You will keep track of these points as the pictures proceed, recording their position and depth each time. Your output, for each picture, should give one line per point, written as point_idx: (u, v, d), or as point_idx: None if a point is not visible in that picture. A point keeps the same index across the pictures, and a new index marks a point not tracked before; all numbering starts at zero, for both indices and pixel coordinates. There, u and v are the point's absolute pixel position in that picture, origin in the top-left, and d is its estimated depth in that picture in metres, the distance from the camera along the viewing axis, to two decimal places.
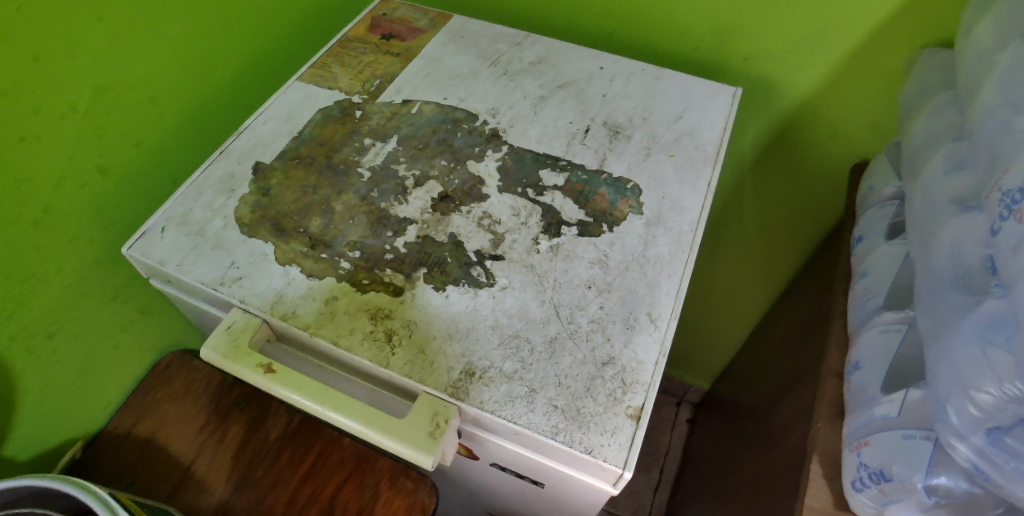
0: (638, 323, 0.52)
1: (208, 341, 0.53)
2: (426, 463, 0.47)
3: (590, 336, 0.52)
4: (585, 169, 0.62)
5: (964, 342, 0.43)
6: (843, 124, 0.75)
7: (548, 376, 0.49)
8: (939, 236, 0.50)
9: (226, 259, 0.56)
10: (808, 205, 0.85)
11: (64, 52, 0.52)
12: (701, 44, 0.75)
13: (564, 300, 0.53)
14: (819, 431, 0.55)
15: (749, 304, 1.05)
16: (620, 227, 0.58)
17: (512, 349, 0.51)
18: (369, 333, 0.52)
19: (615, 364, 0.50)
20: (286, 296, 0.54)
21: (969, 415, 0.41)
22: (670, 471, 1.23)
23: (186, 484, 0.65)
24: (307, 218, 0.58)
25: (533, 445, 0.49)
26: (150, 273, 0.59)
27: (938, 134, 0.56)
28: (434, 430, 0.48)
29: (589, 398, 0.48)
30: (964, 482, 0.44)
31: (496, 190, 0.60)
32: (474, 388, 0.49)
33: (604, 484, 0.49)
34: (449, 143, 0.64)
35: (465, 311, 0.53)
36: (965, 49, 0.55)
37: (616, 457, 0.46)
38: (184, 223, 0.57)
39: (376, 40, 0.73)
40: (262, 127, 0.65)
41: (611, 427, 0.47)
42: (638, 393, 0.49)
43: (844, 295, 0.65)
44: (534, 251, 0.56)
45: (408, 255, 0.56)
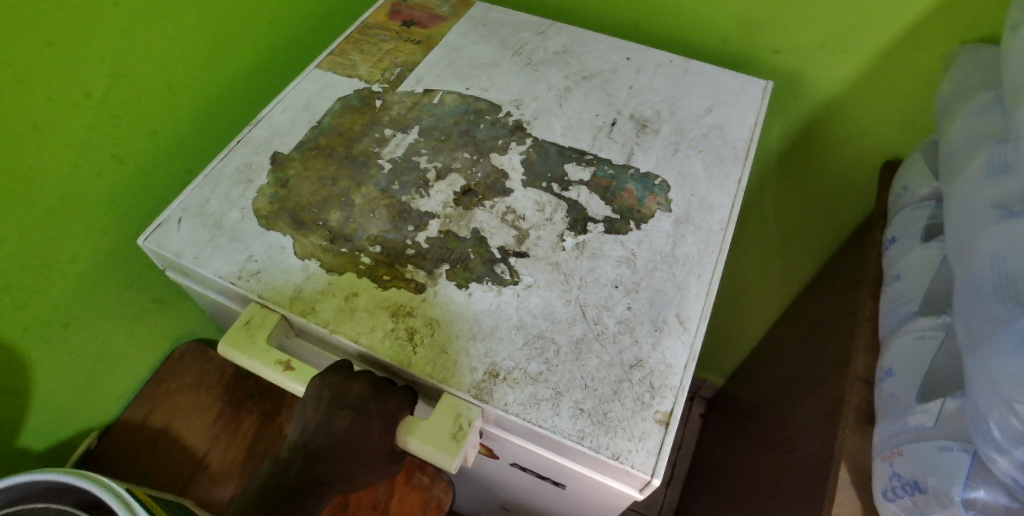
0: (666, 324, 0.51)
1: (224, 336, 0.52)
2: (450, 465, 0.47)
3: (617, 338, 0.50)
4: (611, 163, 0.60)
5: (1007, 354, 0.41)
6: (874, 121, 0.72)
7: (574, 378, 0.48)
8: (981, 243, 0.48)
9: (243, 253, 0.54)
10: (832, 206, 0.83)
11: (76, 42, 0.50)
12: (729, 36, 0.72)
13: (590, 300, 0.52)
14: (848, 437, 0.54)
15: (767, 300, 1.03)
16: (647, 225, 0.56)
17: (537, 350, 0.50)
18: (390, 331, 0.51)
19: (642, 367, 0.49)
20: (305, 291, 0.53)
21: (1010, 428, 0.40)
22: (682, 467, 1.22)
23: (199, 475, 0.65)
24: (325, 211, 0.57)
25: (557, 448, 0.48)
26: (166, 265, 0.58)
27: (982, 136, 0.54)
28: (457, 432, 0.48)
29: (616, 402, 0.47)
30: (1003, 498, 0.42)
31: (519, 185, 0.59)
32: (498, 389, 0.48)
33: (628, 487, 0.48)
34: (471, 135, 0.62)
35: (490, 309, 0.52)
36: (1011, 47, 0.53)
37: (642, 462, 0.45)
38: (201, 214, 0.56)
39: (397, 27, 0.72)
40: (280, 116, 0.63)
41: (638, 432, 0.46)
42: (666, 398, 0.48)
43: (873, 297, 0.64)
44: (559, 248, 0.55)
45: (429, 251, 0.55)
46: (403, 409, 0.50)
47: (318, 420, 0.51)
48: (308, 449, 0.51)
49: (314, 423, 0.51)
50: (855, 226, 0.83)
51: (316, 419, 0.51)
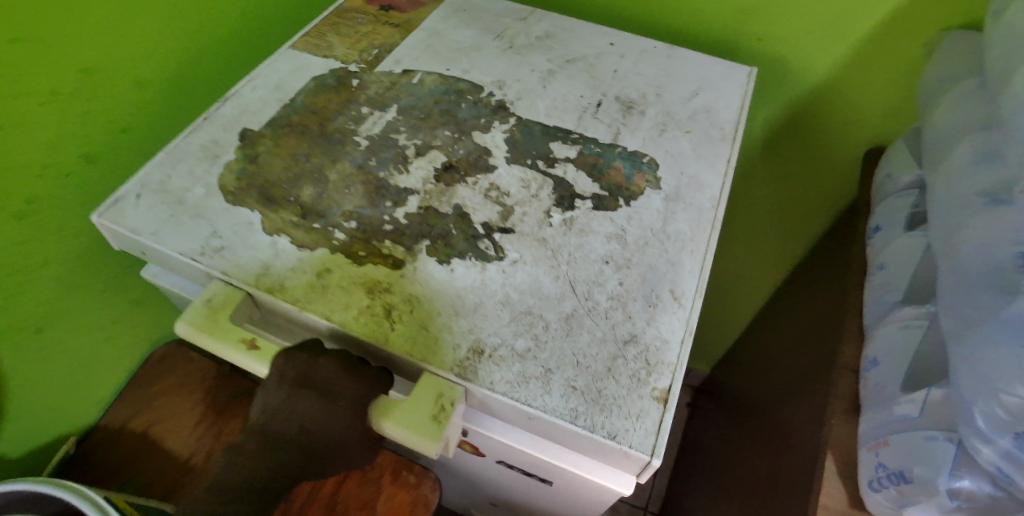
0: (661, 300, 0.50)
1: (184, 316, 0.50)
2: (429, 449, 0.45)
3: (608, 315, 0.49)
4: (597, 142, 0.60)
5: (993, 342, 0.41)
6: (858, 108, 0.72)
7: (564, 355, 0.47)
8: (966, 231, 0.48)
9: (206, 229, 0.52)
10: (813, 195, 0.83)
11: (42, 38, 0.48)
12: (714, 24, 0.71)
13: (579, 277, 0.51)
14: (835, 426, 0.54)
15: (752, 286, 1.03)
16: (636, 202, 0.56)
17: (525, 327, 0.48)
18: (365, 308, 0.49)
19: (637, 342, 0.48)
20: (273, 268, 0.50)
21: (996, 418, 0.40)
22: (671, 457, 1.22)
23: (184, 480, 0.64)
24: (297, 188, 0.55)
25: (548, 430, 0.47)
26: (122, 245, 0.55)
27: (968, 123, 0.54)
28: (439, 413, 0.46)
29: (610, 379, 0.46)
30: (987, 486, 0.42)
31: (503, 161, 0.58)
32: (484, 366, 0.47)
33: (627, 469, 0.47)
34: (452, 114, 0.61)
35: (472, 286, 0.50)
36: (995, 35, 0.53)
37: (640, 444, 0.44)
38: (162, 192, 0.54)
39: (374, 11, 0.70)
40: (250, 95, 0.61)
41: (636, 410, 0.45)
42: (663, 374, 0.47)
43: (859, 285, 0.63)
44: (546, 224, 0.54)
45: (408, 227, 0.53)
46: (377, 389, 0.49)
47: (284, 405, 0.49)
48: (273, 437, 0.49)
49: (279, 407, 0.49)
50: (841, 212, 0.83)
51: (280, 403, 0.49)
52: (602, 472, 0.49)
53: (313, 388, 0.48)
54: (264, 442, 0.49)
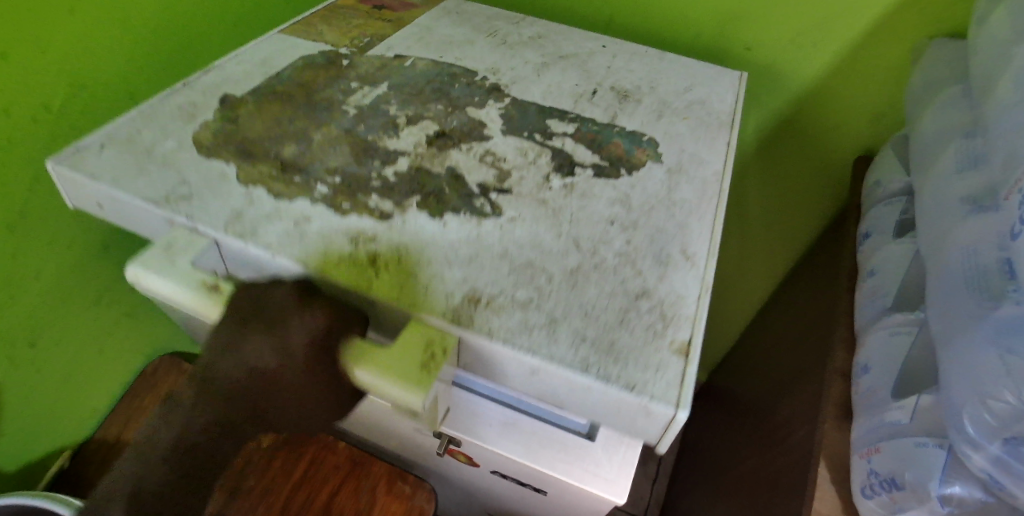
0: (672, 259, 0.46)
1: (137, 260, 0.42)
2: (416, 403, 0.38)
3: (618, 270, 0.45)
4: (594, 122, 0.58)
5: (980, 348, 0.42)
6: (847, 112, 0.73)
7: (571, 305, 0.42)
8: (952, 236, 0.49)
9: (175, 179, 0.46)
10: (802, 202, 0.84)
11: (34, 53, 0.48)
12: (703, 34, 0.72)
13: (583, 235, 0.47)
14: (827, 432, 0.54)
15: (749, 291, 1.01)
16: (638, 172, 0.54)
17: (526, 277, 0.43)
18: (346, 255, 0.43)
19: (650, 297, 0.43)
20: (246, 216, 0.45)
21: (984, 424, 0.40)
22: (668, 464, 1.21)
23: None
24: (278, 145, 0.50)
25: (556, 387, 0.40)
26: (74, 200, 0.48)
27: (951, 130, 0.55)
28: (428, 362, 0.39)
29: (624, 331, 0.41)
30: (978, 492, 0.42)
31: (498, 131, 0.55)
32: (480, 315, 0.41)
33: (650, 433, 0.40)
34: (444, 92, 0.59)
35: (467, 238, 0.45)
36: (978, 41, 0.54)
37: (663, 401, 0.37)
38: (129, 143, 0.49)
39: (367, 9, 0.70)
40: (233, 67, 0.58)
41: (655, 362, 0.39)
42: (682, 327, 0.42)
43: (851, 291, 0.64)
44: (545, 187, 0.51)
45: (397, 184, 0.49)
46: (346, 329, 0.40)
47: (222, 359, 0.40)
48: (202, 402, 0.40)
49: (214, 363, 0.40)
50: (835, 214, 0.83)
51: (218, 354, 0.40)
52: (594, 481, 0.49)
53: (262, 329, 0.39)
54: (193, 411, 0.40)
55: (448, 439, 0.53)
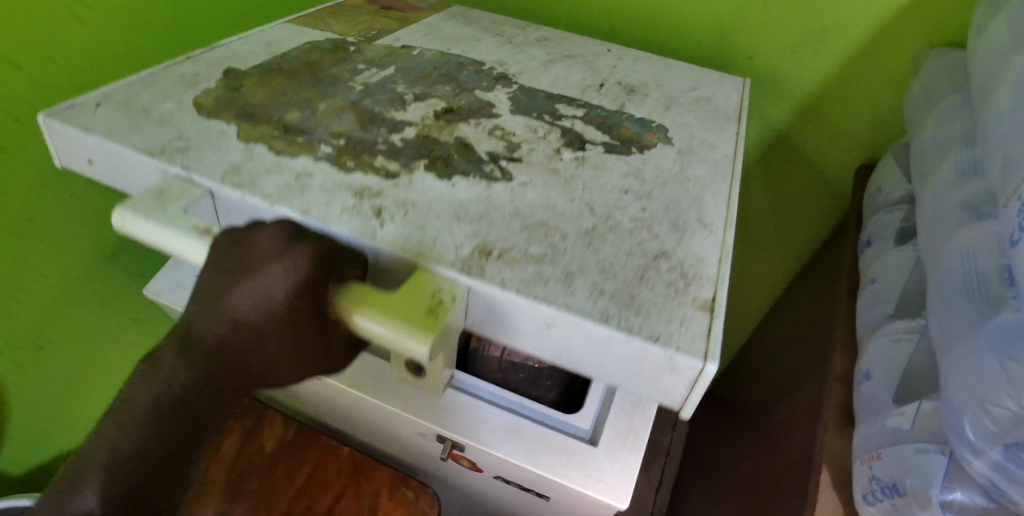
0: (689, 226, 0.44)
1: (125, 204, 0.39)
2: (420, 346, 0.33)
3: (633, 233, 0.43)
4: (603, 108, 0.57)
5: (979, 354, 0.42)
6: (848, 118, 0.73)
7: (588, 261, 0.39)
8: (952, 242, 0.49)
9: (171, 132, 0.44)
10: (806, 206, 0.84)
11: (43, 60, 0.50)
12: (703, 43, 0.73)
13: (598, 201, 0.45)
14: (828, 438, 0.54)
15: (754, 296, 1.00)
16: (651, 151, 0.52)
17: (539, 235, 0.41)
18: (350, 207, 0.41)
19: (669, 258, 0.41)
20: (245, 168, 0.43)
21: (985, 430, 0.40)
22: (672, 473, 1.19)
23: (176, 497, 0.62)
24: (281, 111, 0.49)
25: (574, 341, 0.37)
26: (61, 157, 0.46)
27: (949, 139, 0.55)
28: (435, 307, 0.35)
29: (644, 287, 0.38)
30: (979, 498, 0.42)
31: (507, 110, 0.54)
32: (491, 267, 0.38)
33: (673, 395, 0.36)
34: (452, 77, 0.57)
35: (477, 199, 0.43)
36: (977, 49, 0.54)
37: (688, 354, 0.34)
38: (126, 103, 0.47)
39: (374, 9, 0.69)
40: (239, 47, 0.57)
41: (678, 316, 0.37)
42: (704, 286, 0.39)
43: (851, 298, 0.64)
44: (556, 159, 0.49)
45: (403, 148, 0.47)
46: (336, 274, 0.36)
47: (201, 311, 0.36)
48: (178, 364, 0.36)
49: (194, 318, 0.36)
50: (840, 218, 0.83)
51: (201, 303, 0.36)
52: (597, 486, 0.49)
53: (241, 275, 0.35)
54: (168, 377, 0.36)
55: (451, 444, 0.53)
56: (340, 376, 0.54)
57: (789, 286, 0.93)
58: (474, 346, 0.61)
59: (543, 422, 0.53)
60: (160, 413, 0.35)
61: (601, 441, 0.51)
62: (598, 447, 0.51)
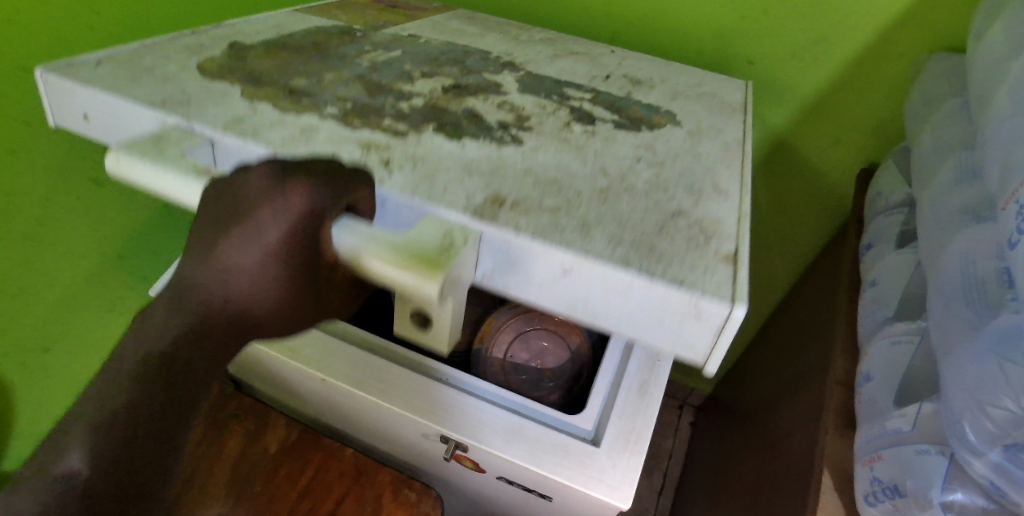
0: (704, 191, 0.43)
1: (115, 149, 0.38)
2: (431, 281, 0.32)
3: (648, 194, 0.42)
4: (610, 94, 0.57)
5: (978, 356, 0.42)
6: (850, 123, 0.74)
7: (605, 215, 0.39)
8: (952, 245, 0.50)
9: (173, 88, 0.44)
10: (808, 209, 0.84)
11: None
12: (705, 48, 0.73)
13: (611, 165, 0.45)
14: (829, 442, 0.55)
15: (757, 299, 1.00)
16: (660, 130, 0.51)
17: (554, 191, 0.40)
18: (357, 158, 0.41)
19: (687, 216, 0.40)
20: (248, 120, 0.42)
21: (984, 431, 0.40)
22: (673, 476, 1.20)
23: (181, 498, 0.63)
24: (288, 78, 0.49)
25: (593, 286, 0.36)
26: (54, 115, 0.45)
27: (949, 143, 0.56)
28: (444, 249, 0.34)
29: (664, 239, 0.37)
30: (980, 499, 0.42)
31: (515, 89, 0.54)
32: (504, 215, 0.37)
33: (698, 347, 0.35)
34: (460, 61, 0.58)
35: (487, 157, 0.43)
36: (976, 54, 0.55)
37: (715, 299, 0.33)
38: (126, 63, 0.47)
39: (380, 7, 0.70)
40: (246, 25, 0.57)
41: (701, 265, 0.36)
42: (725, 241, 0.38)
43: (852, 303, 0.65)
44: (566, 130, 0.48)
45: (411, 113, 0.47)
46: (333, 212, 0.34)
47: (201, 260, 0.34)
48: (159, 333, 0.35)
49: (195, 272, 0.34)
50: (841, 221, 0.83)
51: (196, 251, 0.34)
52: (598, 487, 0.49)
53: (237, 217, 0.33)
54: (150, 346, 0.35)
55: (454, 445, 0.53)
56: (344, 377, 0.55)
57: (790, 289, 0.94)
58: (475, 347, 0.61)
59: (545, 424, 0.53)
60: (145, 378, 0.35)
61: (603, 442, 0.52)
62: (599, 448, 0.51)
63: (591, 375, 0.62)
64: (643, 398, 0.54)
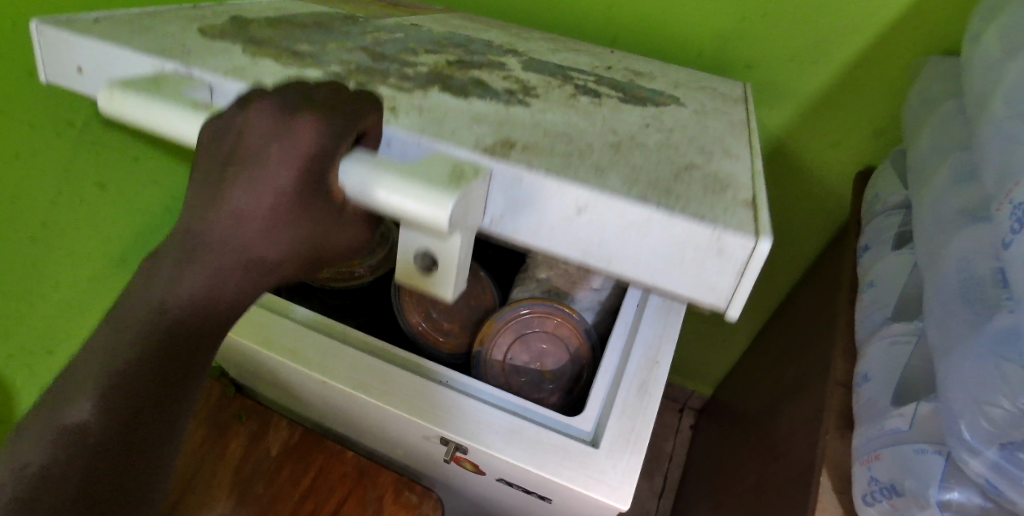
0: (715, 151, 0.42)
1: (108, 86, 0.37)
2: (445, 204, 0.30)
3: (660, 150, 0.40)
4: (614, 80, 0.56)
5: (975, 356, 0.42)
6: (848, 126, 0.74)
7: (618, 161, 0.37)
8: (950, 246, 0.50)
9: (173, 40, 0.44)
10: (807, 211, 0.84)
11: None
12: (704, 52, 0.74)
13: (619, 126, 0.43)
14: (828, 442, 0.55)
15: (758, 301, 1.00)
16: (665, 107, 0.50)
17: (563, 139, 0.39)
18: None
19: (701, 168, 0.38)
20: (248, 70, 0.41)
21: (982, 430, 0.40)
22: (674, 478, 1.21)
23: (186, 499, 0.65)
24: (291, 44, 0.48)
25: (611, 223, 0.34)
26: (48, 69, 0.44)
27: (946, 145, 0.56)
28: (458, 176, 0.32)
29: (681, 184, 0.36)
30: (977, 498, 0.42)
31: (519, 67, 0.53)
32: (515, 154, 0.35)
33: (721, 287, 0.34)
34: (464, 45, 0.57)
35: (492, 111, 0.41)
36: (972, 57, 0.55)
37: (739, 234, 0.32)
38: (125, 21, 0.46)
39: (382, 5, 0.70)
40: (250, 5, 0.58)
41: (722, 207, 0.34)
42: (741, 189, 0.37)
43: (850, 304, 0.65)
44: (571, 101, 0.46)
45: (415, 75, 0.45)
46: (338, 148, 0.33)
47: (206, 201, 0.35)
48: (125, 320, 0.37)
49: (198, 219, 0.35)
50: (841, 222, 0.83)
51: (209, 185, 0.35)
52: (598, 487, 0.49)
53: (244, 153, 0.33)
54: (118, 332, 0.37)
55: (454, 446, 0.53)
56: (345, 379, 0.55)
57: (791, 291, 0.94)
58: (476, 349, 0.61)
59: (545, 425, 0.53)
60: (139, 350, 0.37)
61: (603, 443, 0.52)
62: (599, 449, 0.52)
63: (591, 376, 0.62)
64: (643, 398, 0.54)
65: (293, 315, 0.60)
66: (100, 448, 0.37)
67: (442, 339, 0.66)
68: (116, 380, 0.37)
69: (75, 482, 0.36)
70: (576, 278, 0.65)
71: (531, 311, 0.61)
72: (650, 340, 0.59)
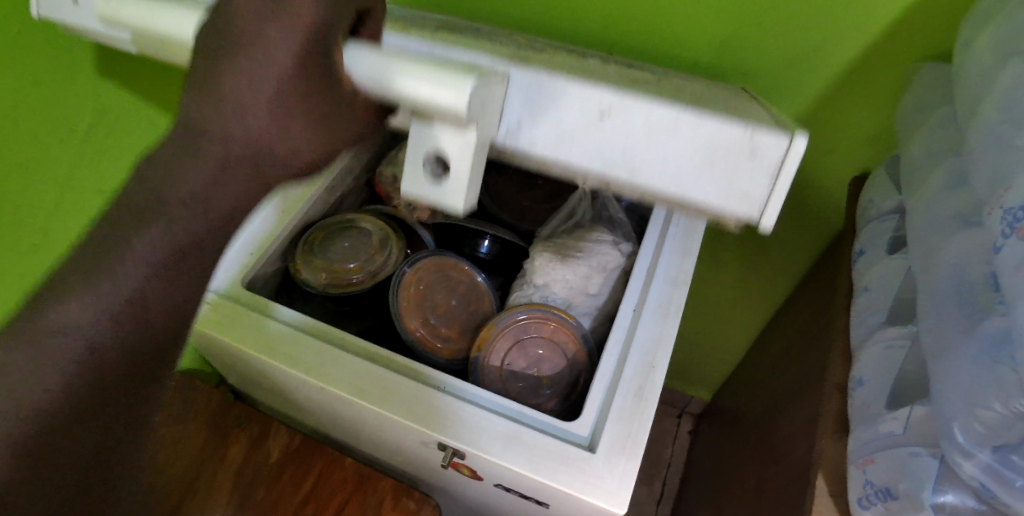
0: (722, 103, 0.45)
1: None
2: (461, 85, 0.32)
3: (668, 93, 0.43)
4: (619, 62, 0.60)
5: (968, 359, 0.43)
6: (842, 132, 0.75)
7: (633, 87, 0.40)
8: (941, 251, 0.50)
9: None
10: (802, 216, 0.85)
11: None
12: (699, 59, 0.74)
13: (626, 79, 0.46)
14: (824, 447, 0.55)
15: (756, 304, 1.00)
16: (668, 80, 0.53)
17: (587, 74, 0.42)
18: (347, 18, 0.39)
19: (720, 106, 0.42)
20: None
21: (974, 433, 0.41)
22: (673, 485, 1.20)
23: (186, 503, 0.65)
24: None
25: (640, 126, 0.37)
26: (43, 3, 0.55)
27: (939, 151, 0.57)
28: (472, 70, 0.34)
29: (706, 107, 0.40)
30: (971, 500, 0.43)
31: (526, 44, 0.57)
32: (535, 67, 0.39)
33: (755, 194, 0.37)
34: (471, 28, 0.61)
35: (506, 53, 0.44)
36: (964, 64, 0.56)
37: (773, 135, 0.35)
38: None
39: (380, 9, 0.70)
40: None
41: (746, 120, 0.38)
42: (761, 119, 0.41)
43: (846, 308, 0.65)
44: (579, 65, 0.49)
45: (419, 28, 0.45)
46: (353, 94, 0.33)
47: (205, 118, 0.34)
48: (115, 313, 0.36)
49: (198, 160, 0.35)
50: (836, 226, 0.84)
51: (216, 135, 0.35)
52: (595, 492, 0.50)
53: (244, 37, 0.32)
54: (114, 318, 0.36)
55: (452, 452, 0.53)
56: (343, 384, 0.55)
57: (789, 295, 0.94)
58: (474, 355, 0.62)
59: (542, 430, 0.54)
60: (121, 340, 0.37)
61: (600, 448, 0.52)
62: (595, 453, 0.52)
63: (588, 381, 0.62)
64: (640, 402, 0.54)
65: (282, 316, 0.61)
66: (87, 454, 0.37)
67: (439, 346, 0.66)
68: (113, 381, 0.37)
69: (73, 483, 0.36)
70: (573, 284, 0.66)
71: (529, 316, 0.62)
72: (646, 347, 0.58)
